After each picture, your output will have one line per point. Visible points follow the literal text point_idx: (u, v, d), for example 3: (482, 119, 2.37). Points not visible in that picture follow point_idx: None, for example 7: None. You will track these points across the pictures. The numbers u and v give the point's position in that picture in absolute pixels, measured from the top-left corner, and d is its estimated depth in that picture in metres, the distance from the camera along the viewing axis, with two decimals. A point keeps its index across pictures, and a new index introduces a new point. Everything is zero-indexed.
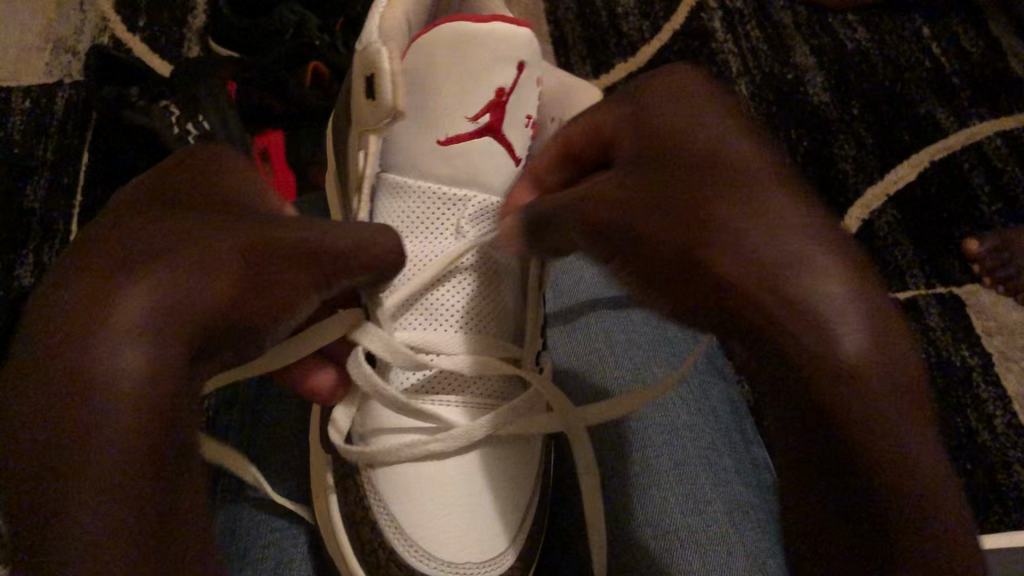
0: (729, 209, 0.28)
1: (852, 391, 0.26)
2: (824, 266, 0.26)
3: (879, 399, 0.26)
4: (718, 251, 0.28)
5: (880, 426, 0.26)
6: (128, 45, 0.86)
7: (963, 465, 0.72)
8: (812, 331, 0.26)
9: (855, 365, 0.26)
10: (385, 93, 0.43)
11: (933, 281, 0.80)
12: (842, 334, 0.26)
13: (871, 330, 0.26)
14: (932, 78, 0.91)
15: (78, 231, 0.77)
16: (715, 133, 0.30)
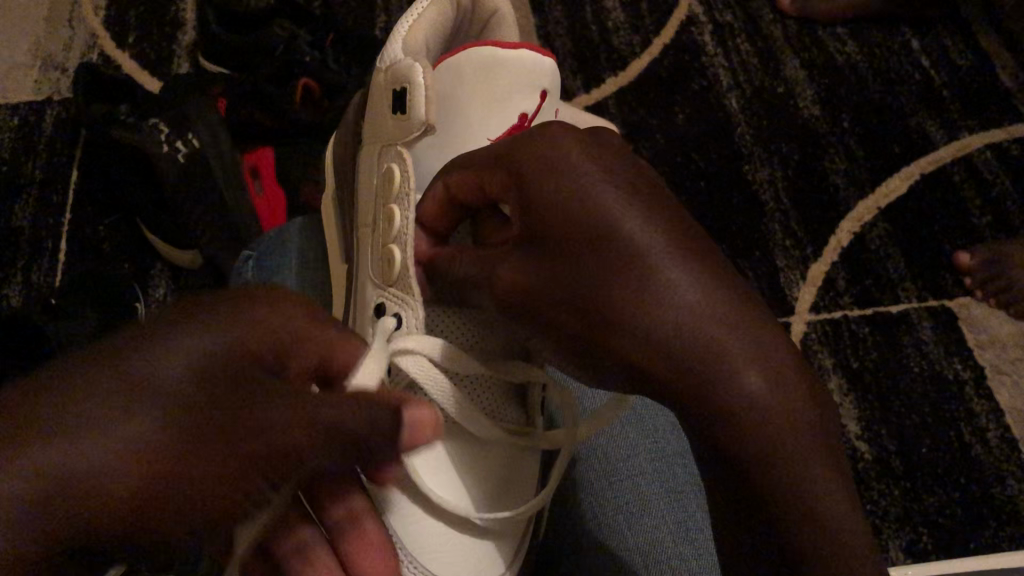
0: (604, 290, 0.32)
1: (758, 438, 0.29)
2: (705, 322, 0.30)
3: (753, 440, 0.29)
4: (608, 323, 0.31)
5: (758, 464, 0.29)
6: (118, 63, 0.86)
7: (956, 479, 0.71)
8: (695, 395, 0.30)
9: (772, 411, 0.29)
10: (418, 106, 0.45)
11: (925, 294, 0.80)
12: (734, 377, 0.29)
13: (755, 368, 0.30)
14: (921, 90, 0.91)
15: (68, 249, 0.76)
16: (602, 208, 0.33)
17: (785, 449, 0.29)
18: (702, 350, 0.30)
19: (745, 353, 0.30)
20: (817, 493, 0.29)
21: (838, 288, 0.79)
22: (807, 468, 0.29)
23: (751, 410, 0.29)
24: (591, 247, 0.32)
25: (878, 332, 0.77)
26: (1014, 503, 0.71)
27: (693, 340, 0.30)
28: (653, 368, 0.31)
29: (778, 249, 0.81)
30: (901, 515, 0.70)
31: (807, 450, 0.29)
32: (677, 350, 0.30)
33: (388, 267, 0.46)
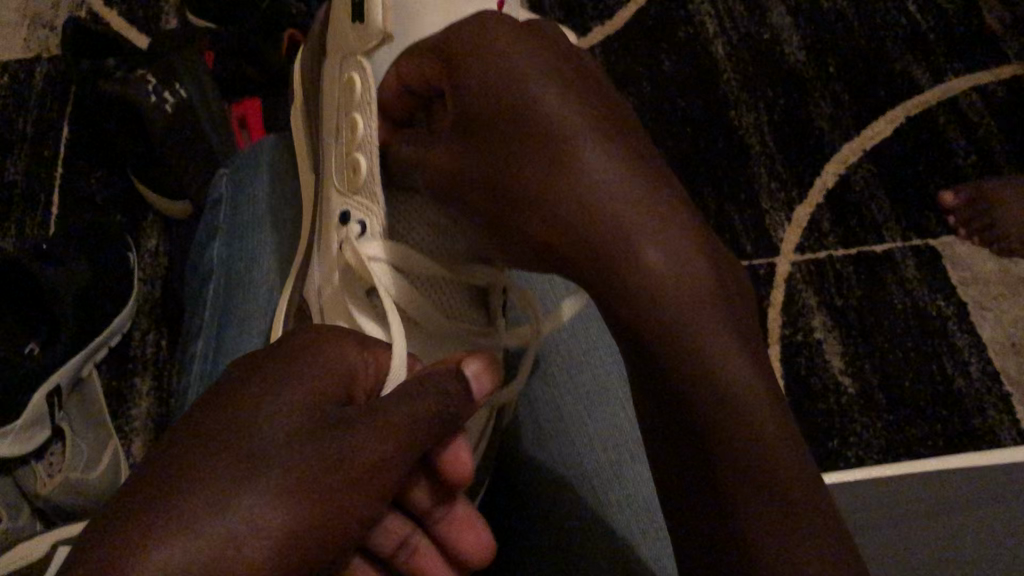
0: (538, 178, 0.40)
1: (668, 304, 0.36)
2: (619, 204, 0.38)
3: (655, 303, 0.36)
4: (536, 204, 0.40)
5: (657, 322, 0.36)
6: (106, 20, 0.86)
7: (938, 411, 0.73)
8: (610, 274, 0.38)
9: (674, 282, 0.37)
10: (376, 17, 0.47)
11: (909, 234, 0.80)
12: (643, 251, 0.37)
13: (659, 250, 0.37)
14: (907, 34, 0.91)
15: (60, 204, 0.77)
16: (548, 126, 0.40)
17: (696, 327, 0.36)
18: (615, 227, 0.38)
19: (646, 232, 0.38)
20: (722, 358, 0.35)
21: (823, 229, 0.80)
22: (715, 347, 0.35)
23: (654, 277, 0.37)
24: (538, 155, 0.40)
25: (862, 271, 0.78)
26: (996, 434, 0.72)
27: (609, 220, 0.38)
28: (570, 243, 0.39)
29: (764, 193, 0.82)
30: (883, 447, 0.71)
31: (712, 318, 0.36)
32: (597, 226, 0.38)
33: (354, 173, 0.49)
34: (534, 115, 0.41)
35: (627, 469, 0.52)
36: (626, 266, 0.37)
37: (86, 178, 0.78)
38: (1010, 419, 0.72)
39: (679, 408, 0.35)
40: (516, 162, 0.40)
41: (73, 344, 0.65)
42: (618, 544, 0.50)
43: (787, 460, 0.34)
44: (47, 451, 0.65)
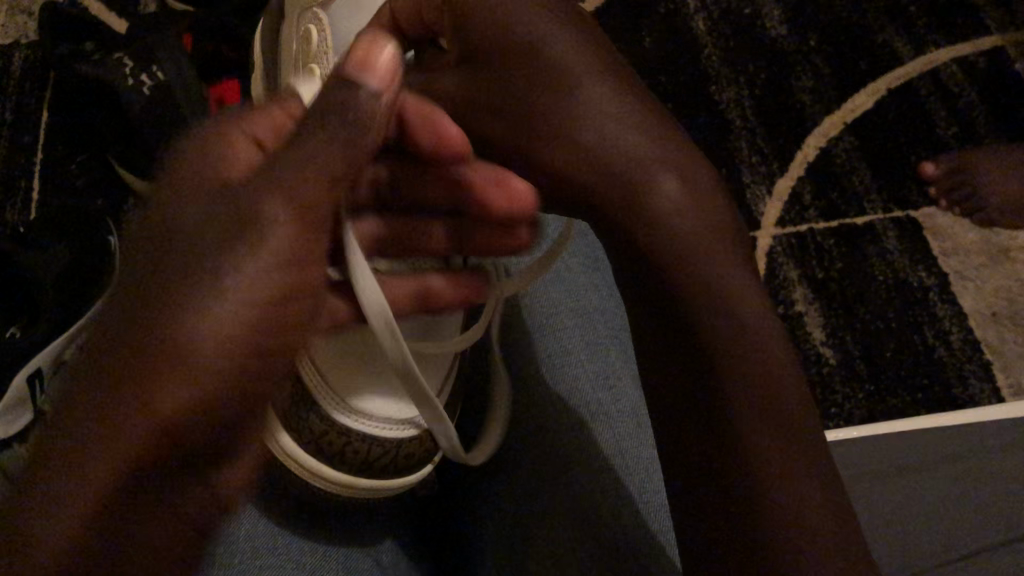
0: (520, 86, 0.36)
1: (675, 226, 0.35)
2: (610, 121, 0.35)
3: (662, 219, 0.35)
4: (530, 124, 0.36)
5: (631, 204, 0.35)
6: (84, 4, 0.86)
7: (919, 381, 0.73)
8: (587, 159, 0.35)
9: (672, 208, 0.35)
10: None
11: (890, 206, 0.80)
12: (648, 171, 0.35)
13: (632, 130, 0.36)
14: (888, 7, 0.91)
15: (41, 189, 0.77)
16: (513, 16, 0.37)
17: (697, 254, 0.34)
18: (608, 142, 0.35)
19: (646, 151, 0.35)
20: (723, 280, 0.34)
21: (804, 202, 0.80)
22: (729, 268, 0.35)
23: (656, 199, 0.35)
24: (500, 43, 0.37)
25: (843, 243, 0.78)
26: (977, 402, 0.72)
27: (597, 134, 0.35)
28: (572, 175, 0.36)
29: (745, 167, 0.82)
30: (865, 417, 0.71)
31: (713, 235, 0.35)
32: (592, 142, 0.35)
33: None
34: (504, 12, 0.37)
35: (616, 405, 0.47)
36: (631, 184, 0.35)
37: (65, 163, 0.78)
38: (991, 387, 0.73)
39: (674, 333, 0.34)
40: (505, 71, 0.37)
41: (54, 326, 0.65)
42: (605, 484, 0.44)
43: (788, 393, 0.33)
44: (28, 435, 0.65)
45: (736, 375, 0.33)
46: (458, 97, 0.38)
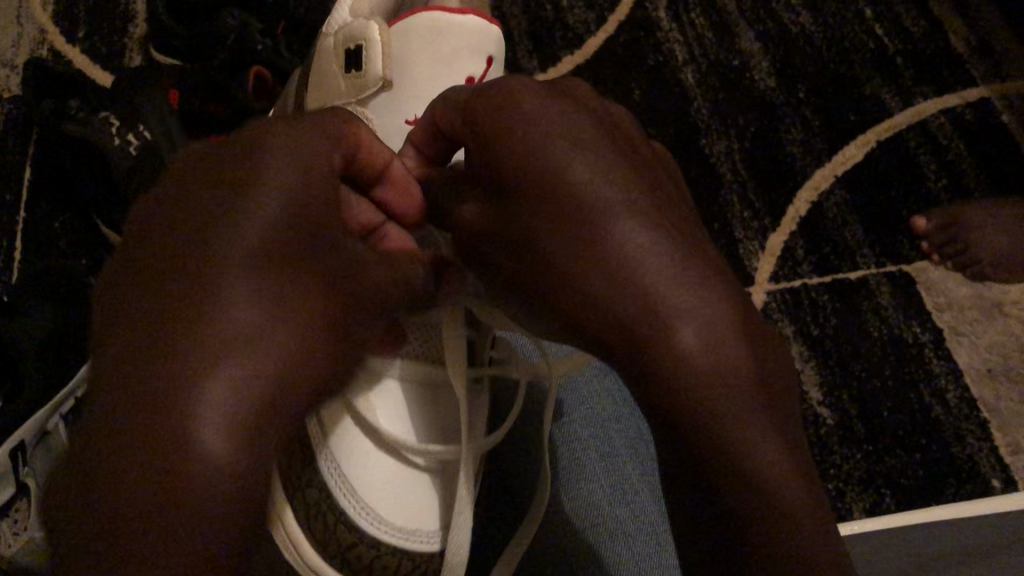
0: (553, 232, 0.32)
1: (700, 383, 0.29)
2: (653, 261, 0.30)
3: (693, 374, 0.29)
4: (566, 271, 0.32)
5: (638, 327, 0.30)
6: (67, 58, 0.85)
7: (917, 440, 0.72)
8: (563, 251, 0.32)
9: (706, 361, 0.30)
10: (374, 65, 0.54)
11: (883, 260, 0.80)
12: (668, 304, 0.30)
13: (654, 256, 0.31)
14: (875, 58, 0.91)
15: (25, 249, 0.76)
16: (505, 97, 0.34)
17: (729, 416, 0.30)
18: (659, 279, 0.30)
19: (694, 291, 0.30)
20: (762, 463, 0.30)
21: (797, 257, 0.80)
22: (743, 426, 0.30)
23: (687, 358, 0.30)
24: (492, 130, 0.34)
25: (837, 298, 0.78)
26: (975, 461, 0.71)
27: (640, 272, 0.30)
28: (620, 320, 0.31)
29: (738, 221, 0.81)
30: (864, 477, 0.71)
31: (750, 411, 0.30)
32: (631, 286, 0.30)
33: None
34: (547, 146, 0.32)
35: (636, 519, 0.51)
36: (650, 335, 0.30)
37: (49, 222, 0.77)
38: (989, 445, 0.72)
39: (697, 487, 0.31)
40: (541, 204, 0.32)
41: (40, 394, 0.63)
42: None
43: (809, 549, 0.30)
44: (12, 508, 0.60)
45: (719, 436, 0.30)
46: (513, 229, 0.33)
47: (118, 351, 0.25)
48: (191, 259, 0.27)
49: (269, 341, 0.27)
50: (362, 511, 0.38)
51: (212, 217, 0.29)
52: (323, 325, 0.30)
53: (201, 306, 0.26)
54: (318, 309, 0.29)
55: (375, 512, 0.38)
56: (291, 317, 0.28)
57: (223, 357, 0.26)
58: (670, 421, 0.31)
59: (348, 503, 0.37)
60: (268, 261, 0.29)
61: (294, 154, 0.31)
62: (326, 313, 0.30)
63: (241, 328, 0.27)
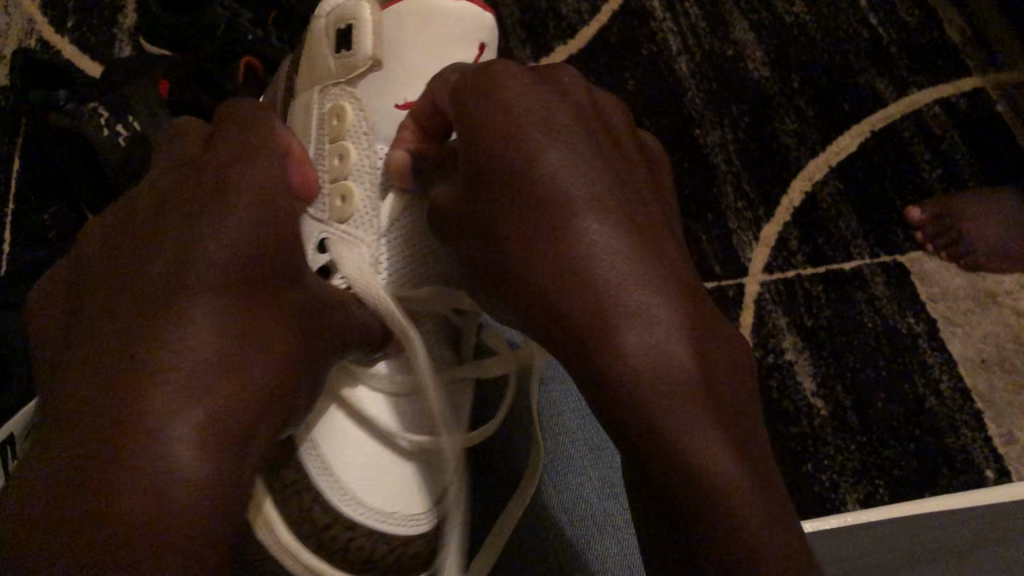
0: (513, 227, 0.35)
1: (638, 378, 0.31)
2: (596, 256, 0.33)
3: (629, 375, 0.31)
4: (526, 259, 0.34)
5: (591, 312, 0.32)
6: (55, 48, 0.84)
7: (910, 431, 0.72)
8: (537, 244, 0.34)
9: (651, 363, 0.31)
10: (366, 42, 0.51)
11: (877, 251, 0.80)
12: (614, 325, 0.32)
13: (615, 266, 0.32)
14: (869, 47, 0.91)
15: (12, 241, 0.75)
16: (513, 112, 0.37)
17: (678, 417, 0.31)
18: (603, 275, 0.32)
19: (632, 281, 0.32)
20: (723, 469, 0.30)
21: (791, 248, 0.79)
22: (705, 430, 0.31)
23: (627, 359, 0.31)
24: (494, 140, 0.36)
25: (830, 289, 0.78)
26: (968, 452, 0.71)
27: (581, 269, 0.33)
28: (560, 308, 0.33)
29: (731, 212, 0.81)
30: (857, 469, 0.71)
31: (696, 411, 0.31)
32: (574, 278, 0.33)
33: (344, 203, 0.49)
34: (524, 147, 0.36)
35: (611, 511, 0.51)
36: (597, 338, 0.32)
37: (37, 215, 0.76)
38: (982, 435, 0.72)
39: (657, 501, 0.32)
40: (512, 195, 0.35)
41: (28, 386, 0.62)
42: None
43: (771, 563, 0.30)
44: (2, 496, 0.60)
45: (673, 444, 0.30)
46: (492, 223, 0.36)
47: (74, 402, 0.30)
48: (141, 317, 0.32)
49: (209, 382, 0.31)
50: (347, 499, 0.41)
51: (164, 280, 0.33)
52: (271, 373, 0.33)
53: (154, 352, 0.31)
54: (266, 361, 0.33)
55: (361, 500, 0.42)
56: (238, 364, 0.32)
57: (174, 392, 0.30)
58: (612, 405, 0.32)
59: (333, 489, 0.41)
60: (219, 313, 0.33)
61: (238, 221, 0.36)
62: (274, 364, 0.34)
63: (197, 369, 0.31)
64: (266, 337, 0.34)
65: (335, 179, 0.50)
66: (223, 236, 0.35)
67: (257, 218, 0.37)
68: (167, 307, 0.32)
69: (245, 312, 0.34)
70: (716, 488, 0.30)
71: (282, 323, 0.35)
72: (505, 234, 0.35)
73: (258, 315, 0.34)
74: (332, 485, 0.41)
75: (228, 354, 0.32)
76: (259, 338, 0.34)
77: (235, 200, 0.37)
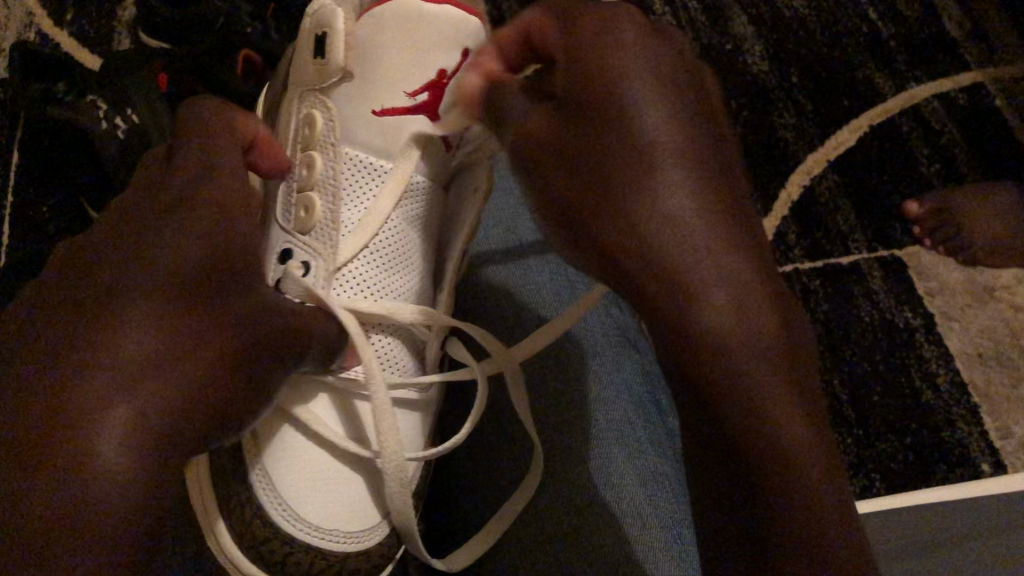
0: (595, 186, 0.32)
1: (727, 359, 0.30)
2: (687, 237, 0.30)
3: (723, 357, 0.30)
4: (604, 218, 0.32)
5: (675, 298, 0.30)
6: (56, 41, 0.84)
7: (907, 425, 0.72)
8: (629, 229, 0.31)
9: (734, 351, 0.30)
10: (335, 51, 0.47)
11: (875, 246, 0.80)
12: (705, 298, 0.30)
13: (710, 242, 0.30)
14: (868, 42, 0.91)
15: (11, 233, 0.75)
16: (610, 59, 0.31)
17: (764, 395, 0.30)
18: (699, 260, 0.30)
19: (729, 267, 0.30)
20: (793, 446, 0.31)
21: (789, 242, 0.79)
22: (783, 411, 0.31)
23: (722, 346, 0.30)
24: (585, 78, 0.31)
25: (828, 283, 0.78)
26: (964, 445, 0.71)
27: (673, 246, 0.30)
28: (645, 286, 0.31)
29: None
30: (854, 462, 0.71)
31: (779, 391, 0.30)
32: (665, 256, 0.30)
33: (308, 214, 0.49)
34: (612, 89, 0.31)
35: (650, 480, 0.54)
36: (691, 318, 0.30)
37: (35, 207, 0.76)
38: (979, 430, 0.72)
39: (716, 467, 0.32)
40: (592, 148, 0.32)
41: None
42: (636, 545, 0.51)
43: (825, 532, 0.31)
44: None
45: (762, 427, 0.30)
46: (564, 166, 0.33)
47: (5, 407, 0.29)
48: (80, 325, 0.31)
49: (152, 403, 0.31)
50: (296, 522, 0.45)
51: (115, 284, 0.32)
52: (216, 387, 0.33)
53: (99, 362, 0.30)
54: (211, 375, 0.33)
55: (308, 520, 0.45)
56: (186, 377, 0.32)
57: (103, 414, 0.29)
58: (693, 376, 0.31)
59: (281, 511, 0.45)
60: (163, 326, 0.32)
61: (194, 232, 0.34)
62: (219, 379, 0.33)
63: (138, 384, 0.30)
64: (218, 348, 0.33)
65: (302, 189, 0.50)
66: (176, 240, 0.34)
67: (221, 227, 0.36)
68: (109, 319, 0.31)
69: (182, 321, 0.32)
70: (779, 460, 0.31)
71: (238, 332, 0.34)
72: (596, 201, 0.32)
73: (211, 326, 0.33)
74: (300, 500, 0.45)
75: (175, 372, 0.31)
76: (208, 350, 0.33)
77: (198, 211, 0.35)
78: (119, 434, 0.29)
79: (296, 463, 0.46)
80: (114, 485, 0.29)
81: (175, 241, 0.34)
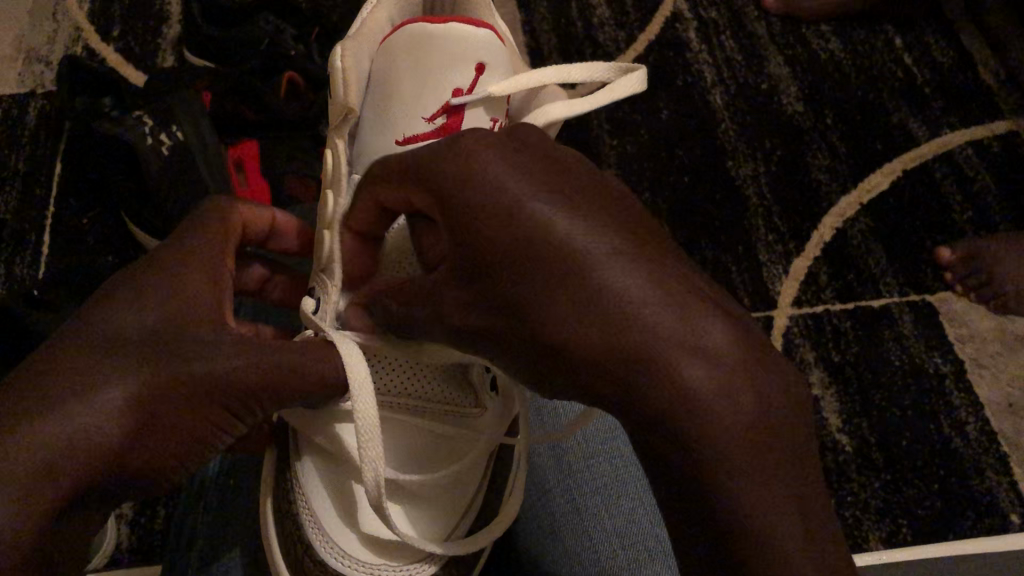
0: (552, 317, 0.30)
1: (717, 463, 0.28)
2: (665, 341, 0.28)
3: (721, 479, 0.27)
4: (562, 359, 0.30)
5: (675, 424, 0.28)
6: (102, 55, 0.85)
7: (934, 472, 0.72)
8: (608, 351, 0.29)
9: (726, 455, 0.28)
10: (339, 89, 0.44)
11: (906, 290, 0.80)
12: (699, 404, 0.28)
13: (694, 360, 0.28)
14: (903, 87, 0.92)
15: (51, 243, 0.76)
16: (487, 184, 0.31)
17: (746, 497, 0.27)
18: (670, 375, 0.28)
19: (716, 370, 0.28)
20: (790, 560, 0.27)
21: (820, 283, 0.80)
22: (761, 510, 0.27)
23: (710, 460, 0.28)
24: (497, 232, 0.31)
25: (859, 327, 0.78)
26: (993, 495, 0.71)
27: (648, 365, 0.29)
28: (640, 402, 0.29)
29: (762, 244, 0.81)
30: (881, 507, 0.71)
31: (758, 481, 0.27)
32: (637, 373, 0.29)
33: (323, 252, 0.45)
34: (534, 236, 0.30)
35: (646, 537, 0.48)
36: (688, 439, 0.28)
37: (76, 218, 0.77)
38: (1007, 480, 0.72)
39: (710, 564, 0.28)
40: (527, 283, 0.30)
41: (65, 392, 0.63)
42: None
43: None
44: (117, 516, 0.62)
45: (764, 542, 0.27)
46: (501, 307, 0.32)
47: (19, 393, 0.31)
48: (99, 339, 0.33)
49: (150, 417, 0.33)
50: (327, 545, 0.41)
51: (135, 307, 0.35)
52: (213, 413, 0.35)
53: (110, 373, 0.32)
54: (217, 399, 0.35)
55: (340, 545, 0.41)
56: (188, 399, 0.34)
57: (107, 424, 0.32)
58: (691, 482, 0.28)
59: (314, 530, 0.42)
60: (171, 347, 0.34)
61: (198, 274, 0.38)
62: (223, 407, 0.35)
63: (144, 401, 0.33)
64: (227, 377, 0.35)
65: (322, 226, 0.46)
66: (186, 276, 0.38)
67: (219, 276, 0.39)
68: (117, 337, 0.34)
69: (183, 344, 0.35)
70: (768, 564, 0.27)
71: (256, 363, 0.36)
72: (540, 332, 0.31)
73: (221, 352, 0.36)
74: (337, 529, 0.42)
75: (126, 395, 0.32)
76: (216, 376, 0.35)
77: (204, 260, 0.39)
78: (60, 443, 0.30)
79: (327, 482, 0.43)
80: (43, 492, 0.30)
81: (182, 277, 0.37)
